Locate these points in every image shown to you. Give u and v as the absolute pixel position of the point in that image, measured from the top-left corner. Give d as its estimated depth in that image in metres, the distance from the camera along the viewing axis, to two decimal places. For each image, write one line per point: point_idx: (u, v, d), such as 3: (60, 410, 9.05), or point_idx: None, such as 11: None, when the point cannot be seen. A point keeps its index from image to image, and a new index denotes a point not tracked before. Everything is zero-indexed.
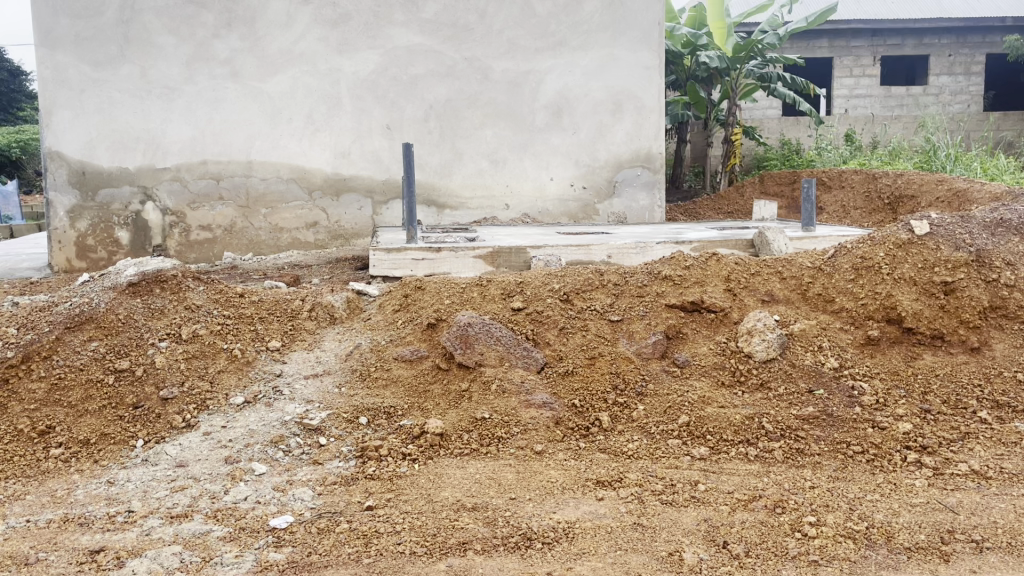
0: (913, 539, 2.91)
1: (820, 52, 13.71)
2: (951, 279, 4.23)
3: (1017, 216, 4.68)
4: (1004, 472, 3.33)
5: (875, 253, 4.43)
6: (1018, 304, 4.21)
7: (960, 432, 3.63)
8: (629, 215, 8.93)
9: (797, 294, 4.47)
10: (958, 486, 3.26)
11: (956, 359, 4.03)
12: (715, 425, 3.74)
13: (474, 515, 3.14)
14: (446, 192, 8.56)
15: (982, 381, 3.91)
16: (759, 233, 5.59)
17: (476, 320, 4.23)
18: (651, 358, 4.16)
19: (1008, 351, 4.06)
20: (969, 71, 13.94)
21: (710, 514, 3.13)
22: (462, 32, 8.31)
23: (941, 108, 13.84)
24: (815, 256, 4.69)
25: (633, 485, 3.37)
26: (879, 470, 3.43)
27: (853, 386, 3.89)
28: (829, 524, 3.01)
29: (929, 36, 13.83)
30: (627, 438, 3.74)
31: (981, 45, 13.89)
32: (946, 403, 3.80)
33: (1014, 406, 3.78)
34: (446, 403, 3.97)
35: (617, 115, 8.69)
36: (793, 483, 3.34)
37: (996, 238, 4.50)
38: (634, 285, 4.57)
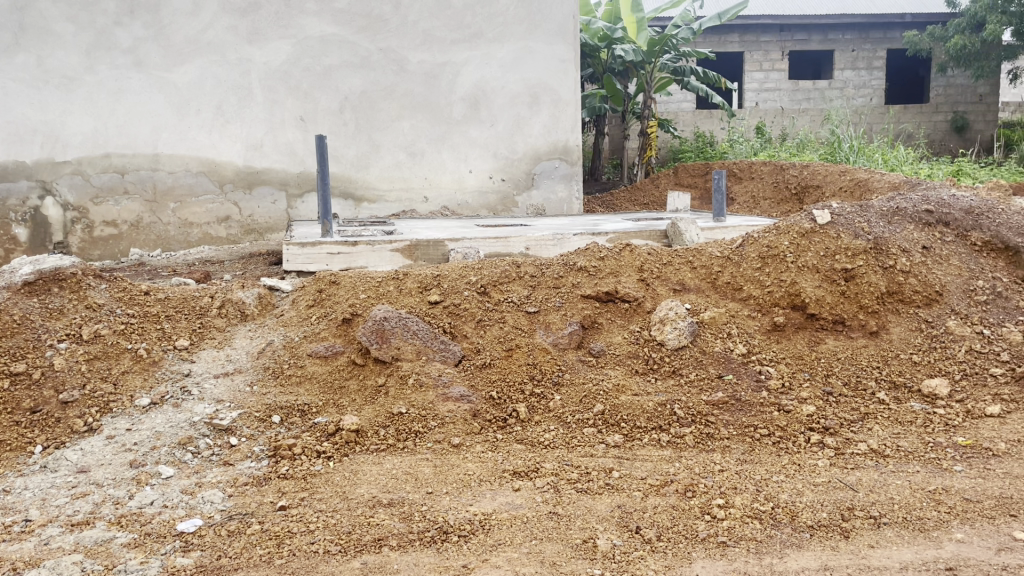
0: (815, 517, 3.02)
1: (731, 47, 14.04)
2: (851, 266, 4.38)
3: (912, 205, 4.88)
4: (900, 450, 3.49)
5: (780, 242, 4.57)
6: (914, 288, 4.35)
7: (860, 413, 3.78)
8: (548, 206, 8.99)
9: (707, 283, 4.58)
10: (858, 465, 3.41)
11: (856, 342, 4.18)
12: (629, 413, 3.80)
13: (390, 511, 3.11)
14: (363, 184, 8.43)
15: (880, 363, 4.06)
16: (672, 225, 5.69)
17: (392, 314, 4.18)
18: (567, 349, 4.21)
19: (905, 334, 4.20)
20: (872, 66, 14.45)
21: (624, 500, 3.19)
22: (376, 22, 8.19)
23: (845, 101, 14.37)
24: (724, 245, 4.82)
25: (549, 475, 3.40)
26: (784, 451, 3.55)
27: (761, 370, 4.01)
28: (736, 505, 3.10)
29: (834, 32, 14.22)
30: (543, 429, 3.77)
31: (882, 41, 14.36)
32: (847, 385, 3.95)
33: (910, 386, 3.94)
34: (362, 399, 3.93)
35: (534, 107, 8.73)
36: (703, 467, 3.43)
37: (893, 226, 4.67)
38: (550, 276, 4.59)
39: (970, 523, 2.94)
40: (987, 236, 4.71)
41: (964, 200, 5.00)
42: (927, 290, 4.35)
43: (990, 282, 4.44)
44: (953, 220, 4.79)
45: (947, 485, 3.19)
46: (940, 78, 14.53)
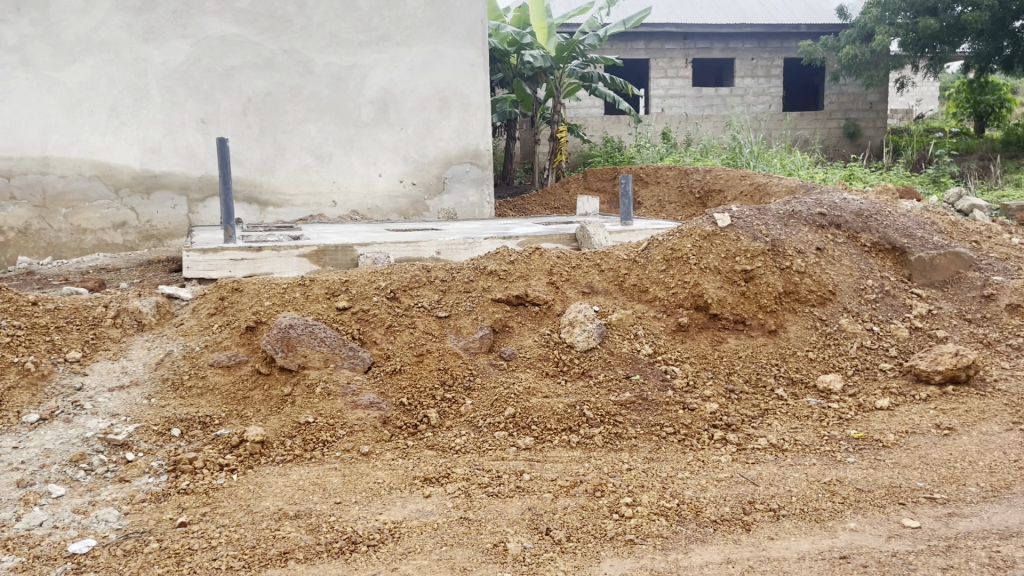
0: (719, 512, 3.11)
1: (637, 54, 14.32)
2: (750, 267, 4.54)
3: (806, 208, 5.08)
4: (797, 444, 3.62)
5: (683, 245, 4.71)
6: (809, 288, 4.53)
7: (761, 409, 3.91)
8: (459, 211, 8.99)
9: (615, 285, 4.66)
10: (758, 459, 3.52)
11: (756, 341, 4.31)
12: (540, 415, 3.83)
13: (296, 523, 3.04)
14: (269, 189, 8.24)
15: (778, 361, 4.20)
16: (581, 228, 5.76)
17: (298, 321, 4.09)
18: (478, 353, 4.20)
19: (802, 332, 4.36)
20: (770, 74, 14.99)
21: (535, 503, 3.20)
22: (280, 23, 8.02)
23: (745, 108, 14.89)
24: (630, 248, 4.93)
25: (460, 480, 3.39)
26: (689, 449, 3.64)
27: (667, 370, 4.10)
28: (643, 503, 3.16)
29: (735, 41, 14.66)
30: (455, 433, 3.76)
31: (779, 50, 14.91)
32: (748, 382, 4.09)
33: (806, 382, 4.10)
34: (268, 409, 3.83)
35: (444, 111, 8.71)
36: (611, 467, 3.48)
37: (789, 229, 4.85)
38: (460, 281, 4.58)
39: (862, 512, 3.08)
40: (875, 237, 4.94)
41: (853, 203, 5.24)
42: (820, 290, 4.54)
43: (878, 281, 4.66)
44: (844, 222, 5.01)
45: (841, 476, 3.34)
46: (834, 87, 15.19)
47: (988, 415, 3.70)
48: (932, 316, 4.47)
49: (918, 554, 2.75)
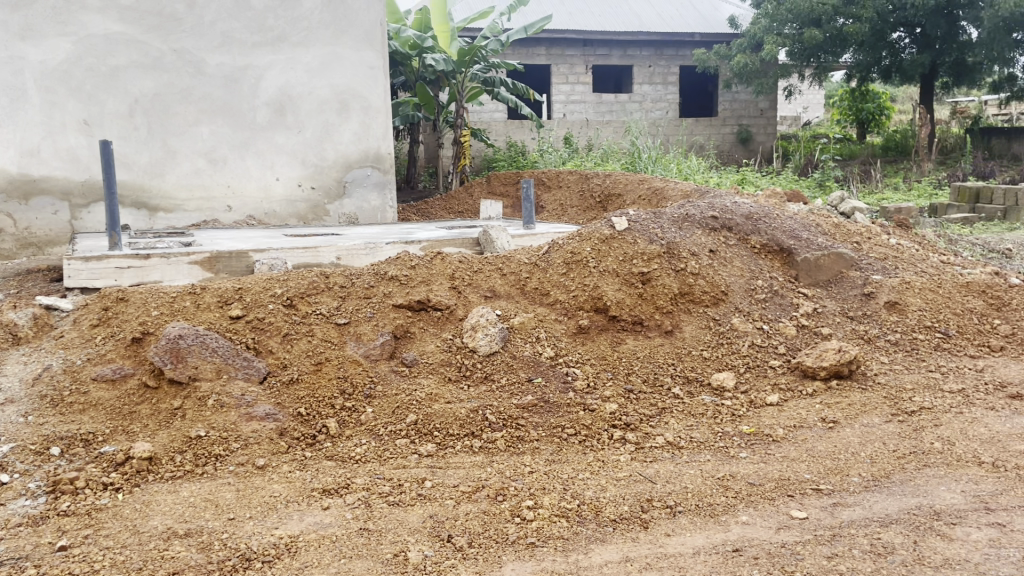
0: (618, 510, 3.15)
1: (539, 59, 14.49)
2: (647, 269, 4.65)
3: (699, 211, 5.25)
4: (692, 440, 3.72)
5: (582, 248, 4.79)
6: (703, 288, 4.66)
7: (658, 408, 3.99)
8: (360, 215, 8.88)
9: (516, 289, 4.68)
10: (656, 457, 3.60)
11: (653, 341, 4.41)
12: (442, 421, 3.79)
13: (187, 542, 2.92)
14: (158, 193, 7.90)
15: (675, 360, 4.30)
16: (483, 232, 5.75)
17: (189, 331, 3.93)
18: (379, 360, 4.14)
19: (697, 332, 4.48)
20: (667, 81, 15.40)
21: (436, 510, 3.17)
22: (169, 22, 7.72)
23: (644, 114, 15.26)
24: (531, 253, 4.97)
25: (360, 490, 3.32)
26: (589, 449, 3.68)
27: (567, 372, 4.14)
28: (545, 505, 3.17)
29: (632, 48, 15.02)
30: (355, 443, 3.69)
31: (675, 57, 15.35)
32: (646, 382, 4.17)
33: (701, 380, 4.21)
34: (156, 424, 3.68)
35: (343, 114, 8.57)
36: (513, 470, 3.49)
37: (683, 232, 4.98)
38: (360, 287, 4.50)
39: (753, 505, 3.18)
40: (765, 239, 5.14)
41: (744, 207, 5.43)
42: (714, 291, 4.68)
43: (767, 281, 4.84)
44: (735, 225, 5.18)
45: (733, 471, 3.44)
46: (726, 94, 15.75)
47: (869, 407, 3.88)
48: (817, 313, 4.67)
49: (805, 544, 2.86)
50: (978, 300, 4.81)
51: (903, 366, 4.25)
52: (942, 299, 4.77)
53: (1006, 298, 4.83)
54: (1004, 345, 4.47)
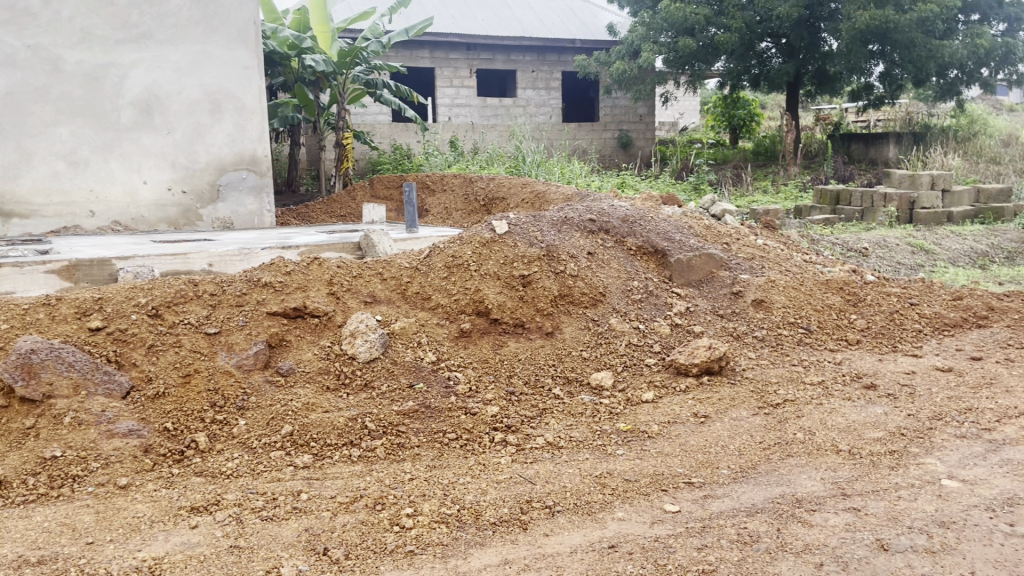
0: (498, 513, 3.15)
1: (422, 62, 14.42)
2: (527, 272, 4.70)
3: (578, 215, 5.35)
4: (572, 440, 3.77)
5: (463, 252, 4.78)
6: (582, 290, 4.75)
7: (539, 409, 4.02)
8: (236, 220, 8.55)
9: (397, 294, 4.62)
10: (536, 458, 3.62)
11: (534, 343, 4.44)
12: (319, 431, 3.69)
13: (39, 570, 2.72)
14: (12, 198, 7.49)
15: (555, 361, 4.35)
16: (364, 236, 5.66)
17: (42, 345, 3.68)
18: (253, 370, 4.00)
19: (576, 333, 4.55)
20: (550, 86, 15.62)
21: (311, 522, 3.08)
22: (21, 16, 7.32)
23: (528, 118, 15.44)
24: (412, 256, 4.92)
25: (232, 506, 3.19)
26: (470, 453, 3.67)
27: (449, 376, 4.11)
28: (424, 512, 3.14)
29: (515, 53, 15.17)
30: (226, 457, 3.55)
31: (557, 63, 15.60)
32: (527, 384, 4.19)
33: (581, 380, 4.27)
34: (6, 445, 3.43)
35: (216, 115, 8.24)
36: (393, 478, 3.43)
37: (562, 235, 5.06)
38: (232, 294, 4.33)
39: (629, 501, 3.24)
40: (640, 241, 5.28)
41: (620, 209, 5.56)
42: (592, 292, 4.77)
43: (643, 282, 4.97)
44: (612, 228, 5.31)
45: (610, 469, 3.50)
46: (607, 100, 16.13)
47: (737, 401, 4.04)
48: (690, 312, 4.83)
49: (677, 537, 2.93)
50: (837, 296, 5.09)
51: (768, 361, 4.45)
52: (805, 296, 5.02)
53: (861, 295, 5.13)
54: (860, 339, 4.74)
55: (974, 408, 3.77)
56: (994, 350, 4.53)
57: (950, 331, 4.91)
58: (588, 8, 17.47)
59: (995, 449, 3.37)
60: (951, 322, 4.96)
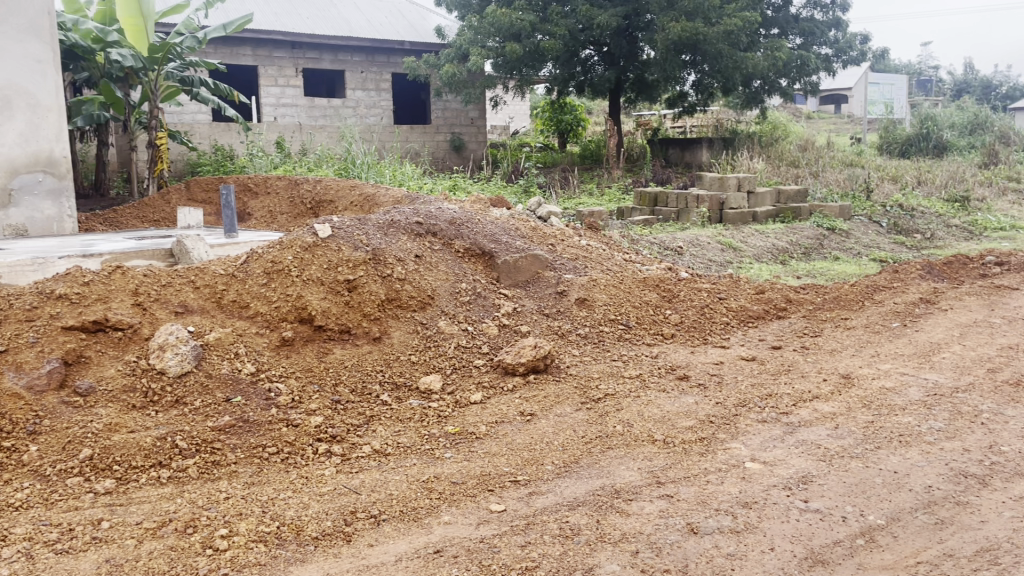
0: (320, 527, 3.05)
1: (244, 60, 13.86)
2: (352, 276, 4.60)
3: (405, 217, 5.30)
4: (399, 446, 3.71)
5: (284, 257, 4.61)
6: (409, 294, 4.70)
7: (366, 417, 3.93)
8: (31, 226, 7.82)
9: (211, 303, 4.39)
10: (362, 467, 3.54)
11: (361, 349, 4.34)
12: (123, 453, 3.43)
13: None
14: None
15: (382, 367, 4.27)
16: (177, 242, 5.34)
17: None
18: (46, 391, 3.66)
19: (404, 337, 4.49)
20: (380, 87, 15.44)
21: (113, 553, 2.84)
22: None
23: (358, 119, 15.20)
24: (227, 263, 4.69)
25: (20, 541, 2.90)
26: (292, 467, 3.53)
27: (269, 388, 3.94)
28: (240, 533, 2.98)
29: (343, 53, 14.88)
30: (14, 488, 3.22)
31: (386, 65, 15.43)
32: (354, 391, 4.09)
33: (410, 385, 4.22)
34: None
35: (4, 112, 7.50)
36: (207, 498, 3.24)
37: (388, 238, 5.00)
38: (21, 309, 3.95)
39: (455, 504, 3.23)
40: (468, 243, 5.31)
41: (447, 212, 5.57)
42: (420, 295, 4.73)
43: (471, 283, 4.99)
44: (439, 231, 5.30)
45: (437, 472, 3.47)
46: (438, 102, 16.16)
47: (562, 398, 4.14)
48: (517, 313, 4.90)
49: (501, 536, 2.94)
50: (654, 293, 5.34)
51: (591, 357, 4.59)
52: (624, 294, 5.23)
53: (675, 291, 5.41)
54: (674, 333, 4.99)
55: (774, 393, 4.05)
56: (792, 339, 4.89)
57: (754, 323, 5.26)
58: (417, 10, 17.43)
59: (792, 431, 3.62)
60: (755, 314, 5.33)
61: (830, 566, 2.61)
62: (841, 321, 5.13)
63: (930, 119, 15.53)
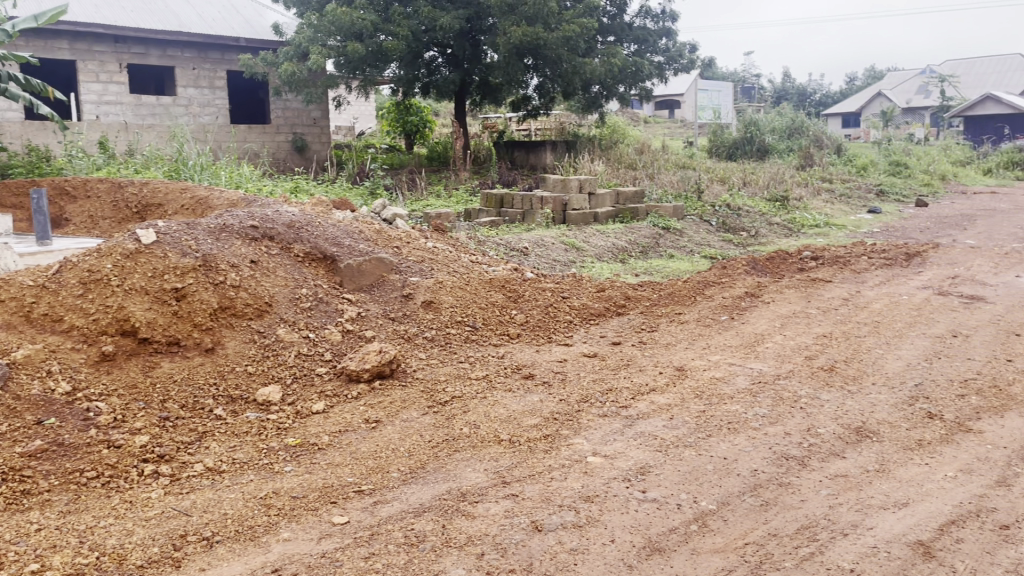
0: (145, 555, 2.83)
1: (60, 54, 12.91)
2: (181, 284, 4.34)
3: (238, 221, 5.07)
4: (235, 462, 3.52)
5: (102, 266, 4.29)
6: (245, 301, 4.49)
7: (198, 433, 3.71)
8: None
9: (19, 318, 4.02)
10: (194, 487, 3.32)
11: (192, 361, 4.10)
12: None
13: None
14: None
15: (216, 379, 4.05)
16: None
17: None
18: None
19: (239, 347, 4.27)
20: (214, 85, 14.74)
21: None
22: None
23: (191, 118, 14.47)
24: (37, 274, 4.32)
25: None
26: (114, 491, 3.26)
27: (88, 408, 3.64)
28: (53, 567, 2.72)
29: (172, 49, 14.11)
30: None
31: (220, 62, 14.73)
32: (185, 407, 3.85)
33: (246, 397, 4.02)
34: None
35: None
36: (14, 531, 2.94)
37: (219, 243, 4.76)
38: None
39: (296, 519, 3.09)
40: (307, 247, 5.14)
41: (285, 215, 5.37)
42: (256, 303, 4.53)
43: (312, 289, 4.83)
44: (276, 234, 5.10)
45: (276, 488, 3.32)
46: (277, 102, 15.64)
47: (408, 402, 4.07)
48: (360, 318, 4.78)
49: (344, 549, 2.84)
50: (499, 294, 5.38)
51: (438, 360, 4.55)
52: (469, 295, 5.23)
53: (520, 291, 5.48)
54: (519, 332, 5.05)
55: (614, 388, 4.17)
56: (631, 335, 5.05)
57: (595, 320, 5.39)
58: (252, 6, 16.78)
59: (631, 424, 3.73)
60: (596, 312, 5.47)
61: (666, 553, 2.70)
62: (675, 316, 5.35)
63: (754, 124, 16.61)
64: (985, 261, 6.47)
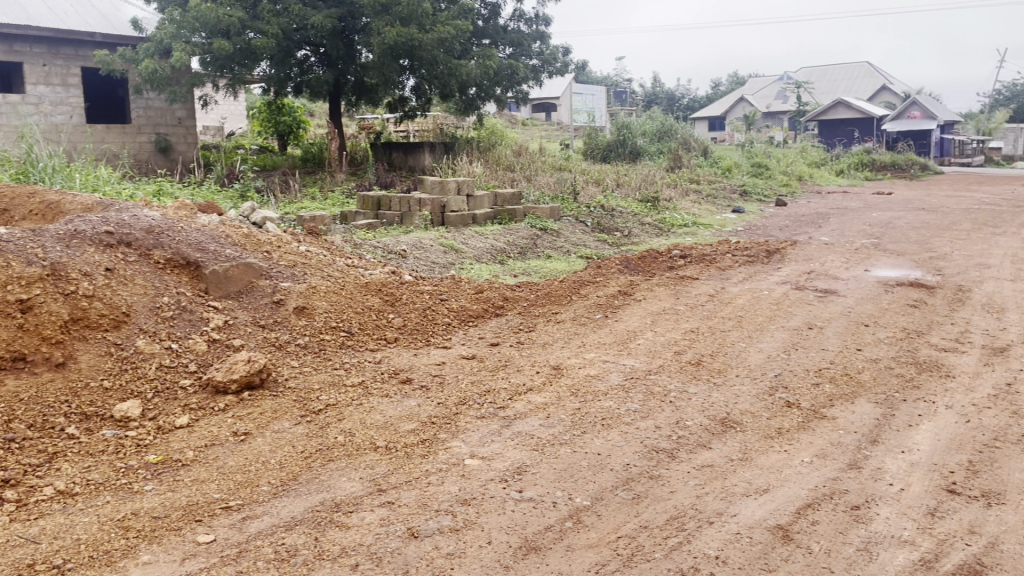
0: None
1: None
2: (25, 296, 4.06)
3: (91, 227, 4.78)
4: (89, 484, 3.29)
5: None
6: (100, 312, 4.23)
7: (48, 454, 3.46)
8: None
9: None
10: (42, 513, 3.08)
11: (40, 378, 3.83)
12: None
13: None
14: None
15: (68, 397, 3.79)
16: None
17: None
18: None
19: (94, 361, 4.01)
20: (67, 82, 13.85)
21: None
22: None
23: (41, 117, 13.57)
24: None
25: None
26: None
27: None
28: None
29: (19, 43, 13.20)
30: None
31: (74, 58, 13.86)
32: (33, 427, 3.58)
33: (102, 414, 3.78)
34: None
35: None
36: None
37: (70, 250, 4.49)
38: None
39: (157, 540, 2.90)
40: (168, 254, 4.90)
41: (145, 219, 5.12)
42: (112, 313, 4.27)
43: (174, 297, 4.59)
44: (134, 240, 4.85)
45: (135, 509, 3.12)
46: (138, 100, 14.87)
47: (280, 413, 3.92)
48: (228, 326, 4.58)
49: (209, 570, 2.69)
50: (376, 298, 5.30)
51: (311, 368, 4.41)
52: (344, 300, 5.13)
53: (397, 295, 5.42)
54: (397, 336, 4.96)
55: (492, 389, 4.13)
56: (509, 335, 5.06)
57: (474, 322, 5.36)
58: None
59: (508, 424, 3.70)
60: (474, 313, 5.44)
61: (542, 552, 2.70)
62: (551, 316, 5.41)
63: (626, 127, 17.10)
64: (837, 257, 6.89)
